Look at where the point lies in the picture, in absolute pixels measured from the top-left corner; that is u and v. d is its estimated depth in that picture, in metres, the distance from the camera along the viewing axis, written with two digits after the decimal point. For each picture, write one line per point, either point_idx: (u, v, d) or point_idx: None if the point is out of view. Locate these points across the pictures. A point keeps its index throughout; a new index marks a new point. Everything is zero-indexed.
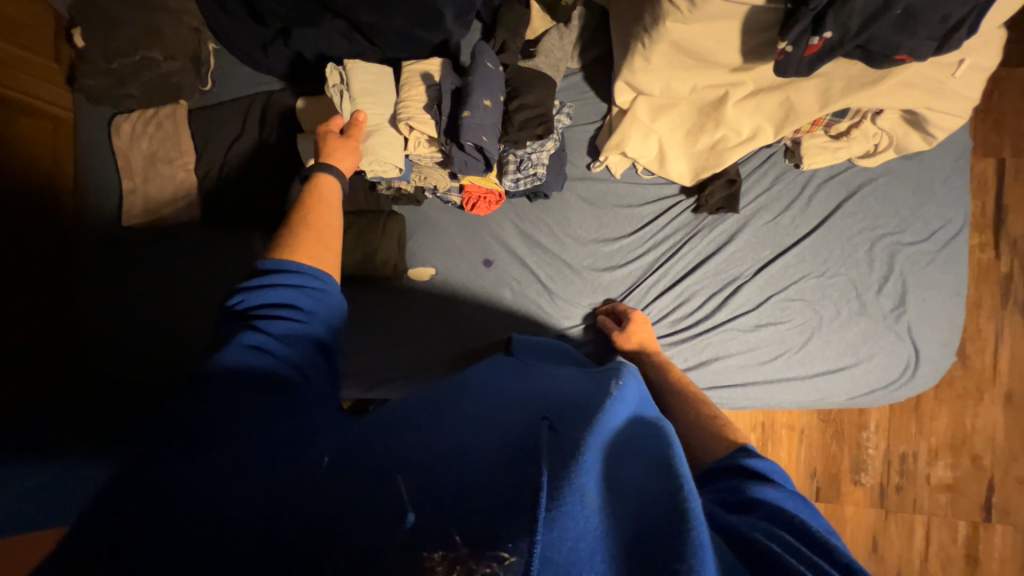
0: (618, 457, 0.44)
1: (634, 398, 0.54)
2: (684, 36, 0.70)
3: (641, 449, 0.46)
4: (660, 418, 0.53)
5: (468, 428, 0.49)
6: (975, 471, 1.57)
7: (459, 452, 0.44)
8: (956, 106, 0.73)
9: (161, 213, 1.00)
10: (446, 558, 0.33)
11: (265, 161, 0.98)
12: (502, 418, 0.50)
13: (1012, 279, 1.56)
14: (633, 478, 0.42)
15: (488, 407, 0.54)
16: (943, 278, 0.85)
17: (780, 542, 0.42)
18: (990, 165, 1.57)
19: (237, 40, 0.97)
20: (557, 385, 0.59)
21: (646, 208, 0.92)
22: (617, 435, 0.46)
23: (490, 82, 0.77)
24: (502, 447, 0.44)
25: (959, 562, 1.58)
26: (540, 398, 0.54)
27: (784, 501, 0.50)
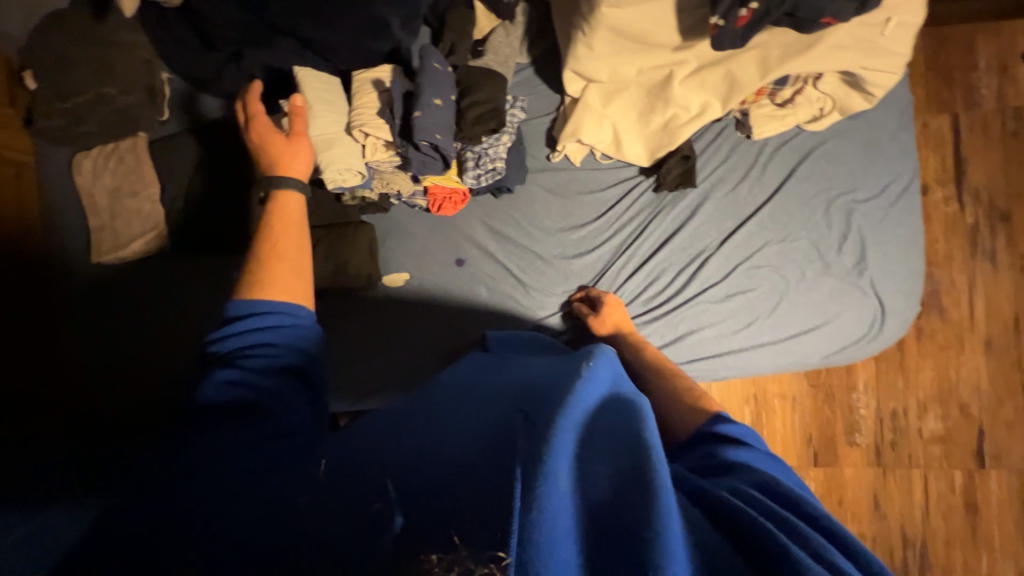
0: (592, 434, 0.43)
1: (607, 378, 0.51)
2: (621, 20, 0.72)
3: (614, 425, 0.46)
4: (634, 394, 0.52)
5: (441, 418, 0.48)
6: (964, 420, 1.60)
7: (432, 443, 0.43)
8: (889, 64, 0.76)
9: (131, 249, 1.00)
10: (442, 559, 0.34)
11: (231, 185, 0.99)
12: (474, 410, 0.48)
13: (978, 229, 1.60)
14: (606, 454, 0.42)
15: (465, 395, 0.54)
16: (899, 231, 0.87)
17: (750, 501, 0.44)
18: (945, 120, 1.62)
19: (190, 67, 0.97)
20: (530, 371, 0.60)
21: (608, 192, 0.94)
22: (592, 415, 0.45)
23: (439, 82, 0.78)
24: (475, 439, 0.43)
25: (959, 511, 1.60)
26: (514, 385, 0.55)
27: (757, 461, 0.52)
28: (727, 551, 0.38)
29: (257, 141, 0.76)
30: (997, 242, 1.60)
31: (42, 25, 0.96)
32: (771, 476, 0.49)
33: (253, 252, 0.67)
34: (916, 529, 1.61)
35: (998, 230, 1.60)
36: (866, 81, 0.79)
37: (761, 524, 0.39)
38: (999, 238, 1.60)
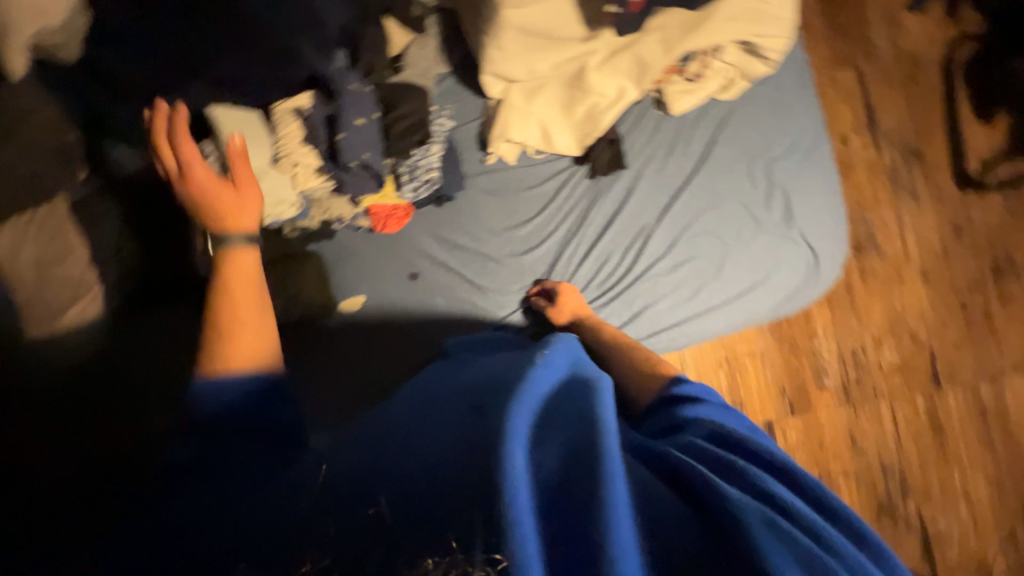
0: (544, 417, 0.51)
1: (555, 365, 0.61)
2: (524, 19, 0.76)
3: (561, 404, 0.53)
4: (578, 374, 0.61)
5: (404, 426, 0.52)
6: (916, 346, 1.71)
7: (396, 447, 0.48)
8: (776, 29, 0.82)
9: (67, 317, 0.94)
10: (439, 562, 0.37)
11: (170, 235, 0.99)
12: (433, 412, 0.54)
13: (896, 170, 1.73)
14: (558, 432, 0.49)
15: (431, 401, 0.58)
16: (817, 181, 0.92)
17: (696, 453, 0.52)
18: (851, 74, 1.73)
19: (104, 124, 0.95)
20: (489, 365, 0.64)
21: (546, 185, 0.96)
22: (543, 400, 0.53)
23: (358, 102, 0.78)
24: (439, 438, 0.48)
25: (927, 432, 1.70)
26: (473, 383, 0.59)
27: (710, 413, 0.59)
28: (670, 496, 0.46)
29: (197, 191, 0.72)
30: (915, 179, 1.73)
31: None
32: (720, 425, 0.56)
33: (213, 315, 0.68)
34: (892, 456, 1.70)
35: (914, 168, 1.73)
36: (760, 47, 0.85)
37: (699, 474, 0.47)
38: (916, 175, 1.73)
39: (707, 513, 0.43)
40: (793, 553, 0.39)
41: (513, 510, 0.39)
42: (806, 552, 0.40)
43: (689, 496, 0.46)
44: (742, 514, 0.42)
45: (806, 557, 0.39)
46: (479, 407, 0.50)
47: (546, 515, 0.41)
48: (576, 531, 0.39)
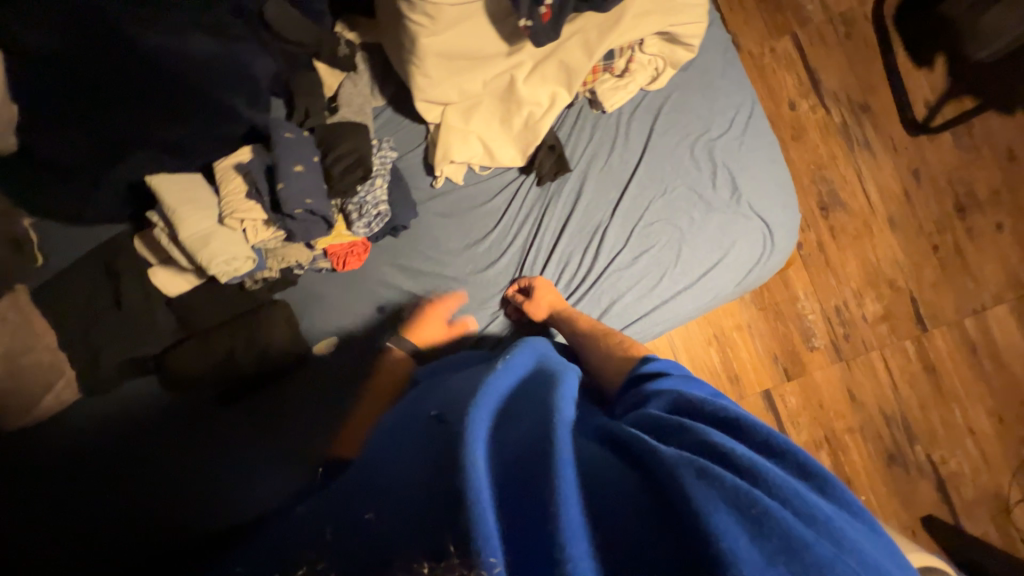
0: (502, 418, 0.55)
1: (516, 372, 0.67)
2: (442, 45, 0.77)
3: (521, 406, 0.59)
4: (536, 378, 0.67)
5: (388, 460, 0.57)
6: (896, 294, 1.73)
7: (382, 476, 0.53)
8: (691, 17, 0.85)
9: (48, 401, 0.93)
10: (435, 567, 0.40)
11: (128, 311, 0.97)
12: (408, 440, 0.59)
13: (847, 126, 1.76)
14: (515, 429, 0.53)
15: (410, 426, 0.63)
16: (757, 154, 0.94)
17: (651, 424, 0.57)
18: (788, 41, 1.77)
19: (64, 205, 0.95)
20: (458, 382, 0.69)
21: (496, 199, 0.97)
22: (501, 403, 0.58)
23: (295, 149, 0.80)
24: (414, 460, 0.53)
25: (922, 375, 1.72)
26: (442, 402, 0.64)
27: (671, 382, 0.65)
28: (620, 466, 0.50)
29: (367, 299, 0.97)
30: (866, 132, 1.76)
31: None
32: (677, 392, 0.62)
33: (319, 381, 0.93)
34: (893, 405, 1.71)
35: (864, 121, 1.76)
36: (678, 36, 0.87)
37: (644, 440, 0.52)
38: (867, 128, 1.76)
39: (650, 474, 0.47)
40: (722, 492, 0.42)
41: (474, 498, 0.43)
42: (734, 488, 0.43)
43: (636, 464, 0.50)
44: (676, 468, 0.45)
45: (736, 494, 0.42)
46: (444, 421, 0.56)
47: (506, 502, 0.44)
48: (530, 509, 0.43)
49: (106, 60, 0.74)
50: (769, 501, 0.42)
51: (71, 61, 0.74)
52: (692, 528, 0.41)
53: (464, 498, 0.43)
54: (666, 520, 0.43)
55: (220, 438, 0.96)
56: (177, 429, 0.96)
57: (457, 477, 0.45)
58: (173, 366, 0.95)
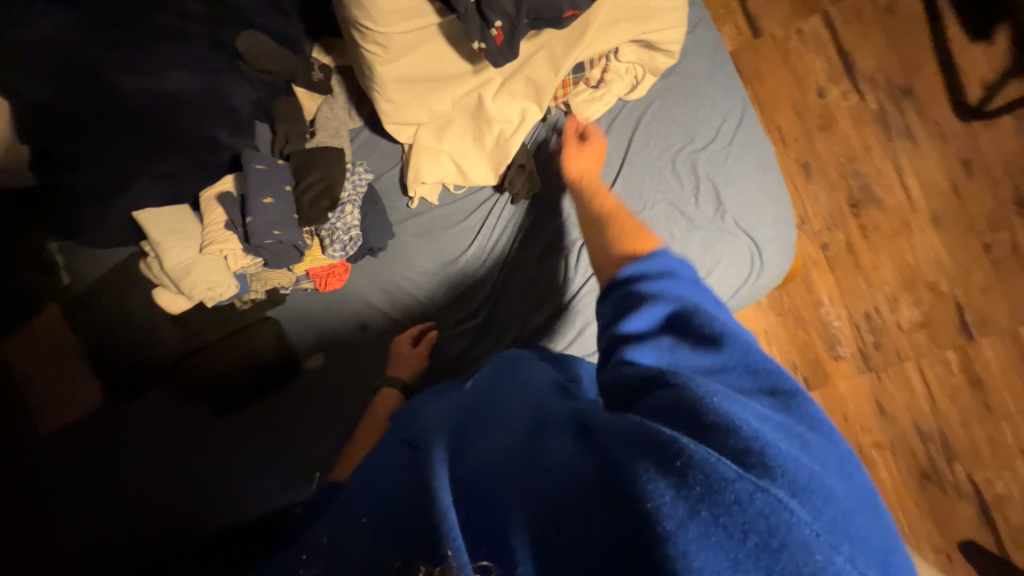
0: (471, 429, 0.54)
1: (491, 382, 0.66)
2: (401, 71, 0.78)
3: (492, 412, 0.57)
4: (514, 379, 0.65)
5: (370, 485, 0.56)
6: (938, 299, 1.57)
7: (368, 502, 0.52)
8: (667, 22, 0.82)
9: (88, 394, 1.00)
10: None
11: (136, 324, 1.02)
12: (387, 464, 0.58)
13: (885, 112, 1.59)
14: (482, 437, 0.52)
15: (378, 450, 0.62)
16: (746, 165, 0.87)
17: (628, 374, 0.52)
18: (818, 20, 1.61)
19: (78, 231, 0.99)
20: (432, 404, 0.68)
21: (470, 218, 0.97)
22: (471, 414, 0.57)
23: (266, 181, 0.84)
24: (393, 482, 0.52)
25: (966, 389, 1.56)
26: (413, 422, 0.64)
27: (653, 290, 0.56)
28: (572, 441, 0.47)
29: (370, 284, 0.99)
30: (907, 118, 1.59)
31: None
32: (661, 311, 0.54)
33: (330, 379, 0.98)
34: (930, 421, 1.56)
35: (905, 106, 1.59)
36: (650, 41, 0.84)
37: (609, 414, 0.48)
38: (908, 114, 1.58)
39: (598, 445, 0.45)
40: (654, 452, 0.40)
41: (440, 512, 0.42)
42: (664, 444, 0.39)
43: (589, 436, 0.47)
44: (618, 440, 0.43)
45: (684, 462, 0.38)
46: (414, 448, 0.54)
47: (475, 510, 0.43)
48: (496, 520, 0.42)
49: (99, 112, 0.81)
50: (699, 449, 0.38)
51: (60, 117, 0.80)
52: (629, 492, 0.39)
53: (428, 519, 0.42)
54: (609, 489, 0.41)
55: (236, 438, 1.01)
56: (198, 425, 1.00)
57: (426, 500, 0.44)
58: (177, 378, 1.01)
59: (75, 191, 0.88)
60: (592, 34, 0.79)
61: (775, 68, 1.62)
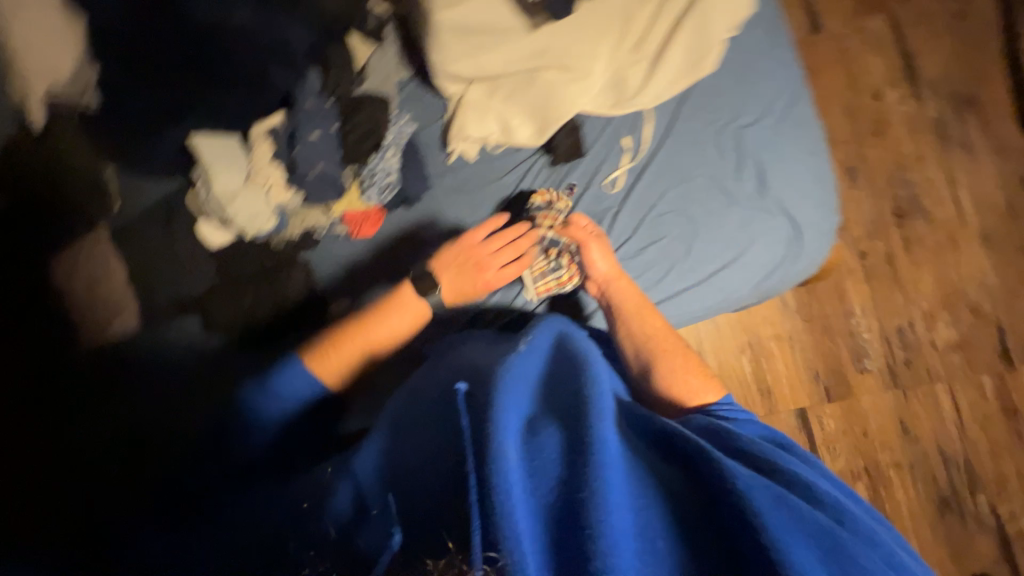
0: (539, 410, 0.58)
1: (542, 345, 0.74)
2: (458, 18, 0.84)
3: (556, 395, 0.61)
4: (569, 357, 0.69)
5: (411, 441, 0.61)
6: (978, 321, 1.50)
7: (411, 471, 0.57)
8: (735, 2, 0.84)
9: (117, 325, 1.04)
10: (439, 562, 0.44)
11: (177, 264, 1.06)
12: (432, 415, 0.63)
13: (944, 121, 1.52)
14: (552, 421, 0.56)
15: (429, 391, 0.70)
16: (794, 144, 0.86)
17: (741, 454, 0.60)
18: (881, 20, 1.55)
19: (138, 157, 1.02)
20: (473, 352, 0.76)
21: (507, 177, 0.96)
22: (534, 393, 0.61)
23: (315, 117, 0.88)
24: (436, 451, 0.56)
25: (997, 418, 1.49)
26: (463, 367, 0.71)
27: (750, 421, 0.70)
28: (675, 479, 0.54)
29: (409, 229, 0.98)
30: (967, 130, 1.52)
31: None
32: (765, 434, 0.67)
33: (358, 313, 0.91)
34: (956, 446, 1.50)
35: (966, 117, 1.52)
36: (706, 13, 0.84)
37: (701, 452, 0.55)
38: (969, 125, 1.52)
39: (703, 487, 0.52)
40: (796, 523, 0.48)
41: (505, 485, 0.47)
42: (818, 526, 0.49)
43: (691, 472, 0.54)
44: (749, 491, 0.49)
45: (806, 524, 0.48)
46: (472, 396, 0.59)
47: (551, 509, 0.48)
48: (569, 520, 0.47)
49: (160, 36, 0.88)
50: (840, 536, 0.48)
51: (131, 45, 0.89)
52: (741, 533, 0.47)
53: (485, 490, 0.47)
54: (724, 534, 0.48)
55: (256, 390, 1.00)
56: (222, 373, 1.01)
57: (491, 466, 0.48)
58: (213, 313, 1.03)
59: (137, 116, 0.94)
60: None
61: (831, 65, 1.57)
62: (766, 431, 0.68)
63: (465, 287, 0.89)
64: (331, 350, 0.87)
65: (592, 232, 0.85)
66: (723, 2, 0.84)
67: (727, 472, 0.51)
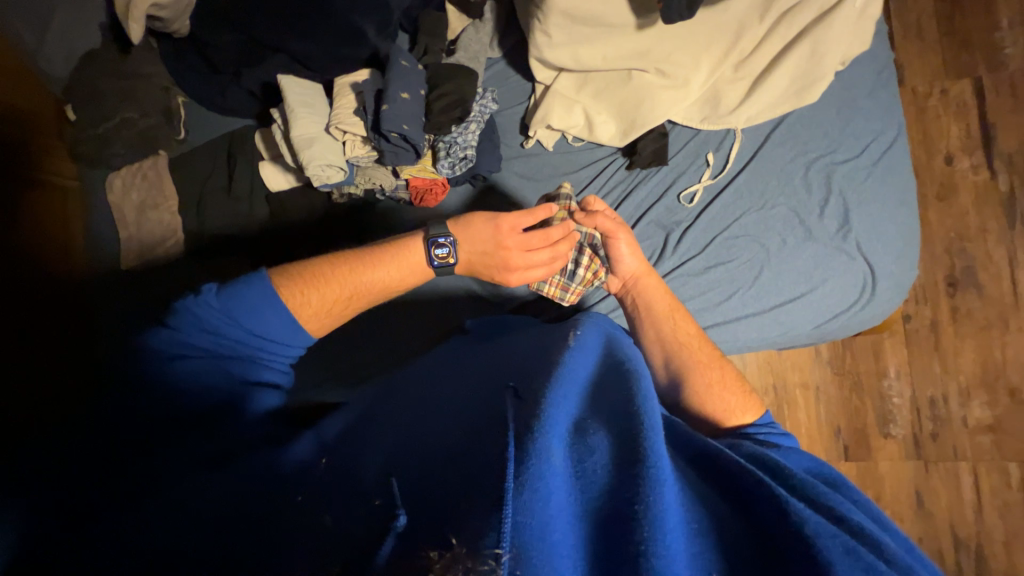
0: (585, 407, 0.49)
1: (592, 344, 0.61)
2: (571, 4, 0.78)
3: (605, 395, 0.52)
4: (621, 357, 0.59)
5: (438, 411, 0.56)
6: (1016, 406, 1.45)
7: (427, 441, 0.50)
8: (846, 37, 0.84)
9: (155, 253, 1.05)
10: (442, 556, 0.35)
11: (223, 202, 1.05)
12: (472, 398, 0.56)
13: (1014, 198, 1.48)
14: (599, 423, 0.47)
15: (461, 371, 0.65)
16: (883, 192, 0.86)
17: (798, 487, 0.48)
18: (968, 85, 1.52)
19: (216, 93, 1.06)
20: (514, 343, 0.68)
21: (581, 172, 0.96)
22: (583, 388, 0.52)
23: (405, 78, 0.85)
24: (464, 430, 0.49)
25: (1019, 509, 1.43)
26: (508, 360, 0.62)
27: (807, 460, 0.59)
28: (728, 510, 0.44)
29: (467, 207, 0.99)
30: None
31: (77, 66, 1.07)
32: (824, 475, 0.56)
33: (347, 254, 0.75)
34: (970, 530, 1.45)
35: None
36: (819, 43, 0.83)
37: (762, 482, 0.45)
38: None
39: (762, 523, 0.42)
40: None
41: (536, 486, 0.38)
42: None
43: (743, 505, 0.45)
44: (821, 539, 0.39)
45: None
46: (515, 392, 0.50)
47: (587, 524, 0.40)
48: (614, 545, 0.38)
49: None
50: None
51: None
52: None
53: (521, 485, 0.38)
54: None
55: None
56: None
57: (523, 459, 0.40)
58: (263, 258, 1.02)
59: (236, 52, 0.99)
60: (763, 17, 0.83)
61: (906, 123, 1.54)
62: (823, 470, 0.57)
63: (483, 270, 0.82)
64: (314, 281, 0.70)
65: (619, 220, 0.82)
66: (837, 37, 0.83)
67: (796, 511, 0.41)
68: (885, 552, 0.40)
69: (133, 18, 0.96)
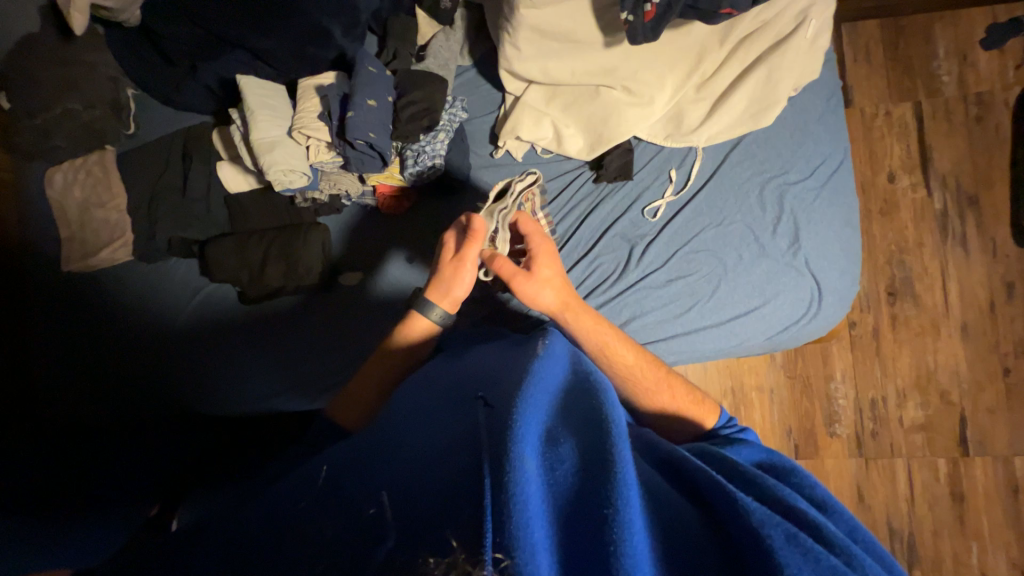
0: (555, 413, 0.49)
1: (561, 353, 0.62)
2: (540, 20, 0.78)
3: (576, 399, 0.53)
4: (589, 365, 0.60)
5: (403, 428, 0.56)
6: (945, 407, 1.58)
7: (388, 460, 0.50)
8: (799, 63, 0.88)
9: (100, 255, 1.00)
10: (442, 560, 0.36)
11: (173, 203, 0.98)
12: (441, 411, 0.55)
13: (947, 214, 1.60)
14: (570, 429, 0.47)
15: (428, 386, 0.64)
16: (831, 210, 0.91)
17: (747, 481, 0.50)
18: (908, 109, 1.63)
19: (170, 87, 1.00)
20: (486, 353, 0.69)
21: (549, 184, 0.97)
22: (554, 393, 0.52)
23: (373, 85, 0.84)
24: (439, 442, 0.49)
25: (945, 501, 1.56)
26: (478, 371, 0.62)
27: (755, 454, 0.63)
28: (683, 506, 0.46)
29: (436, 215, 0.99)
30: (966, 227, 1.60)
31: (10, 50, 0.98)
32: (770, 466, 0.60)
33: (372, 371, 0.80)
34: (903, 521, 1.56)
35: (967, 215, 1.60)
36: (774, 69, 0.88)
37: (711, 477, 0.47)
38: (968, 222, 1.60)
39: (717, 517, 0.44)
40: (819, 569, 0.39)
41: (514, 498, 0.38)
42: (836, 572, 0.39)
43: (703, 505, 0.46)
44: (764, 527, 0.41)
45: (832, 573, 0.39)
46: (488, 405, 0.50)
47: (562, 528, 0.40)
48: (590, 546, 0.39)
49: None
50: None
51: None
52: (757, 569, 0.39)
53: (498, 499, 0.38)
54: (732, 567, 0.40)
55: (232, 352, 1.01)
56: (209, 332, 1.01)
57: (498, 473, 0.40)
58: (210, 260, 0.95)
59: (192, 46, 0.94)
60: (723, 42, 0.87)
61: (853, 141, 1.65)
62: (773, 461, 0.61)
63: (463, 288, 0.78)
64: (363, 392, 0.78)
65: (515, 270, 0.74)
66: (791, 64, 0.88)
67: (743, 504, 0.43)
68: (824, 535, 0.43)
69: (76, 7, 0.90)
